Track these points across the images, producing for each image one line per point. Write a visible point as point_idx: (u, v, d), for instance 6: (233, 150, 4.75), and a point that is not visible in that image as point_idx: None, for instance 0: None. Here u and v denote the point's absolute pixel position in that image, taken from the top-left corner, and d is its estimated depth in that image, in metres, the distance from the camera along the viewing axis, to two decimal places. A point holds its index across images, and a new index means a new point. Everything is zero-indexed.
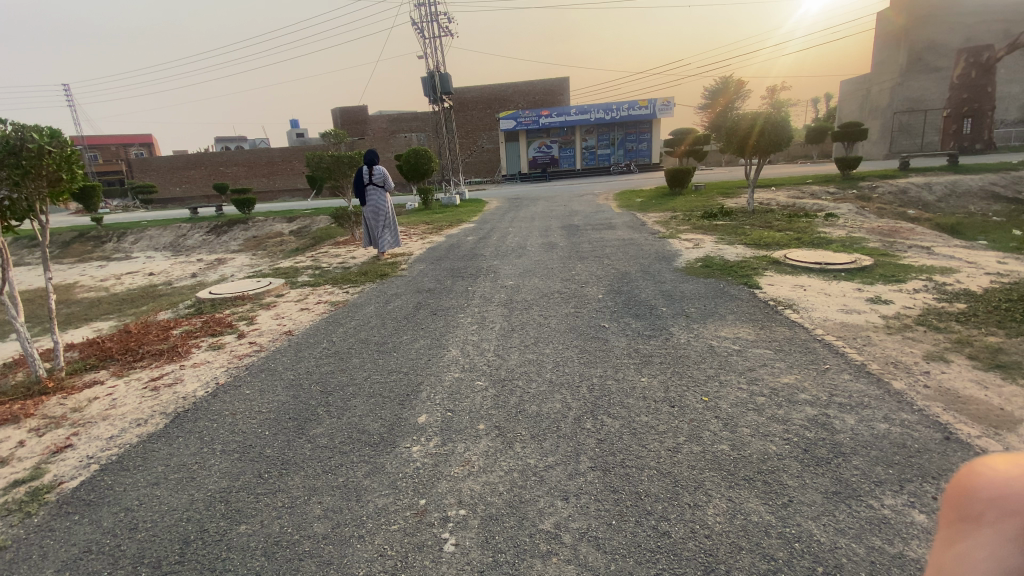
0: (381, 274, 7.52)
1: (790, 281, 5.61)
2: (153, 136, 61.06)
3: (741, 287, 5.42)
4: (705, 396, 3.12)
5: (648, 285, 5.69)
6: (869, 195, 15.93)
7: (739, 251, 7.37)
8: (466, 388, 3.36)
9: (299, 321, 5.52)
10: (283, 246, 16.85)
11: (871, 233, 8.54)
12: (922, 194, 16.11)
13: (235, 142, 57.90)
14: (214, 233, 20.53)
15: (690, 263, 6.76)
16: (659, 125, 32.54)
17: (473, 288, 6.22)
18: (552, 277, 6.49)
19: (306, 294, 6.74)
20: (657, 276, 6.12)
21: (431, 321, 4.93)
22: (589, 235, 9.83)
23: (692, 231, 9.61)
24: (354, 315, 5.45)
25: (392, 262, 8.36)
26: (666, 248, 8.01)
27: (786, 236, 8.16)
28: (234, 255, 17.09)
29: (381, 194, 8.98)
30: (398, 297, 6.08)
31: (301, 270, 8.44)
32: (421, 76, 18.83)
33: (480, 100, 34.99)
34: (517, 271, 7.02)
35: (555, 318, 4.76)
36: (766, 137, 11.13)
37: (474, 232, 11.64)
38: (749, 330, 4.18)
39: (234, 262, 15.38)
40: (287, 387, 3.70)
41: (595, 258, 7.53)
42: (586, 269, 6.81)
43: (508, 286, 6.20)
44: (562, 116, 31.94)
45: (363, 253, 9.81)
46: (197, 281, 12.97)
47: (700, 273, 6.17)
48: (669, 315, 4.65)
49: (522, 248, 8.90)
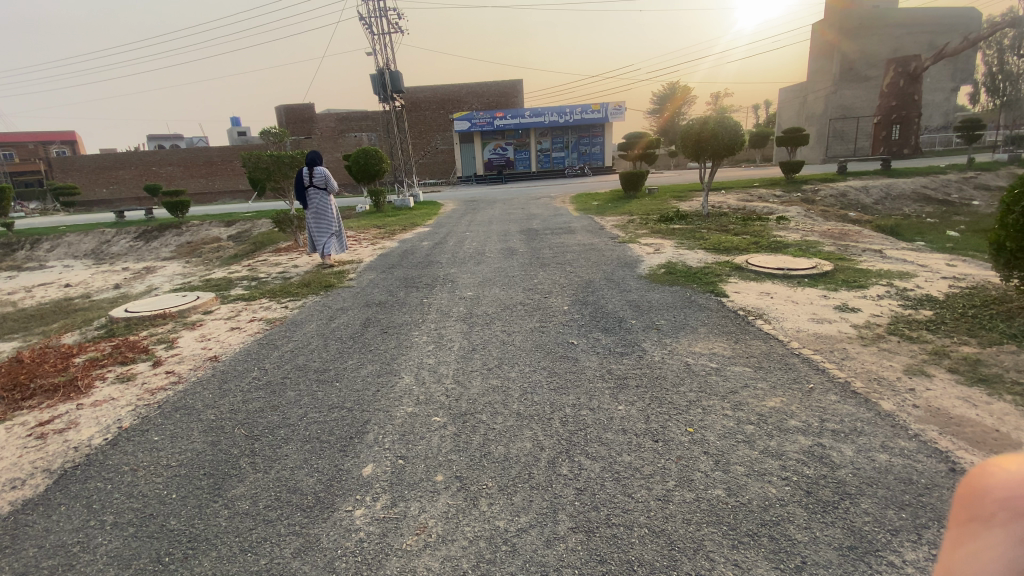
0: (325, 285, 6.90)
1: (756, 288, 5.46)
2: (77, 133, 56.35)
3: (708, 296, 5.21)
4: (689, 425, 2.79)
5: (614, 295, 5.40)
6: (813, 197, 16.50)
7: (701, 256, 7.23)
8: (420, 427, 2.91)
9: (228, 345, 4.88)
10: (221, 253, 15.64)
11: (824, 236, 8.67)
12: (860, 197, 16.88)
13: (170, 140, 54.32)
14: (143, 238, 18.90)
15: (653, 269, 6.55)
16: (611, 129, 32.93)
17: (428, 300, 5.74)
18: (514, 286, 6.11)
19: (239, 310, 6.04)
20: (622, 284, 5.85)
21: (380, 341, 4.42)
22: (549, 240, 9.53)
23: (651, 235, 9.49)
24: (293, 336, 4.86)
25: (339, 271, 7.75)
26: (628, 253, 7.79)
27: (744, 240, 8.13)
28: (165, 262, 15.74)
29: (324, 197, 8.32)
30: (344, 312, 5.51)
31: (236, 282, 7.68)
32: (370, 73, 18.05)
33: (433, 100, 34.25)
34: (476, 279, 6.59)
35: (517, 335, 4.34)
36: (718, 141, 11.11)
37: (429, 236, 11.11)
38: (724, 344, 3.92)
39: (165, 271, 14.12)
40: (206, 431, 3.12)
41: (557, 265, 7.20)
42: (548, 277, 6.47)
43: (466, 297, 5.76)
44: (517, 118, 31.71)
45: (307, 261, 9.07)
46: (120, 293, 11.77)
47: (665, 280, 5.95)
48: (639, 327, 4.34)
49: (479, 254, 8.46)
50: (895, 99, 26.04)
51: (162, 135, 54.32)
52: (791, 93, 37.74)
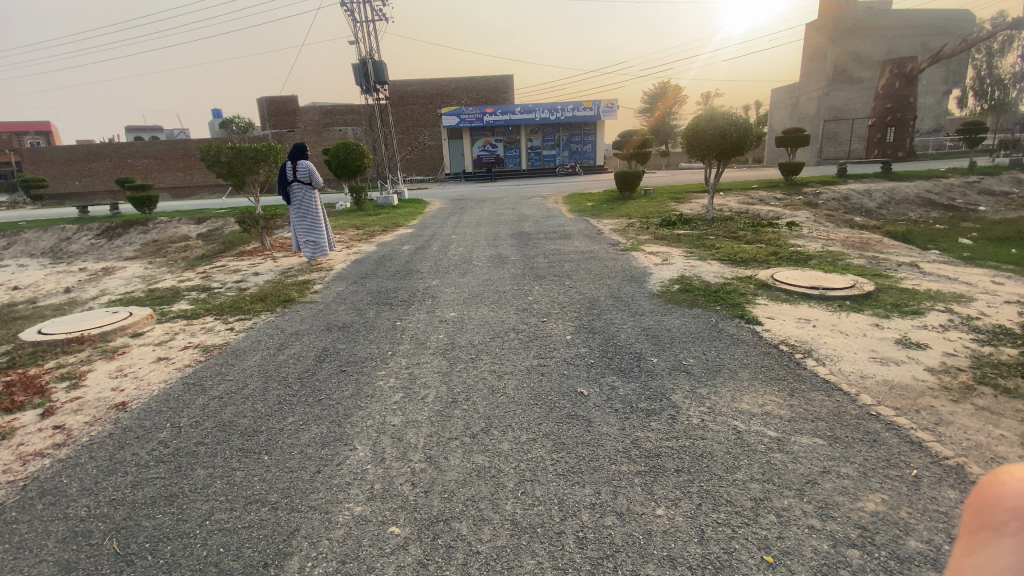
0: (283, 299, 5.94)
1: (791, 313, 4.62)
2: (51, 124, 53.89)
3: (738, 323, 4.35)
4: (766, 550, 1.90)
5: (625, 319, 4.51)
6: (816, 200, 15.81)
7: (716, 268, 6.38)
8: (369, 549, 1.98)
9: (148, 382, 3.90)
10: (188, 254, 14.49)
11: (846, 246, 7.89)
12: (863, 201, 16.26)
13: (148, 133, 52.39)
14: (106, 236, 17.63)
15: (665, 285, 5.67)
16: (603, 127, 32.12)
17: (401, 322, 4.80)
18: (504, 305, 5.20)
19: (175, 333, 5.04)
20: (632, 305, 4.96)
21: (337, 385, 3.48)
22: (543, 245, 8.63)
23: (654, 241, 8.65)
24: (230, 374, 3.88)
25: (303, 282, 6.76)
26: (632, 264, 6.90)
27: (761, 250, 7.28)
28: (126, 263, 14.55)
29: (309, 192, 8.12)
30: (302, 338, 4.56)
31: (183, 293, 6.67)
32: (352, 63, 16.96)
33: (421, 95, 33.12)
34: (461, 295, 5.67)
35: (512, 379, 3.39)
36: (726, 138, 10.23)
37: (411, 239, 10.16)
38: (779, 400, 3.02)
39: (124, 273, 12.97)
40: (66, 541, 2.19)
41: (555, 277, 6.31)
42: (547, 292, 5.59)
43: (447, 319, 4.84)
44: (507, 114, 30.72)
45: (271, 267, 8.06)
46: (68, 298, 10.62)
47: (681, 300, 5.09)
48: (663, 369, 3.45)
49: (466, 261, 7.56)
50: (891, 101, 25.41)
51: (140, 126, 52.54)
52: (783, 94, 37.27)
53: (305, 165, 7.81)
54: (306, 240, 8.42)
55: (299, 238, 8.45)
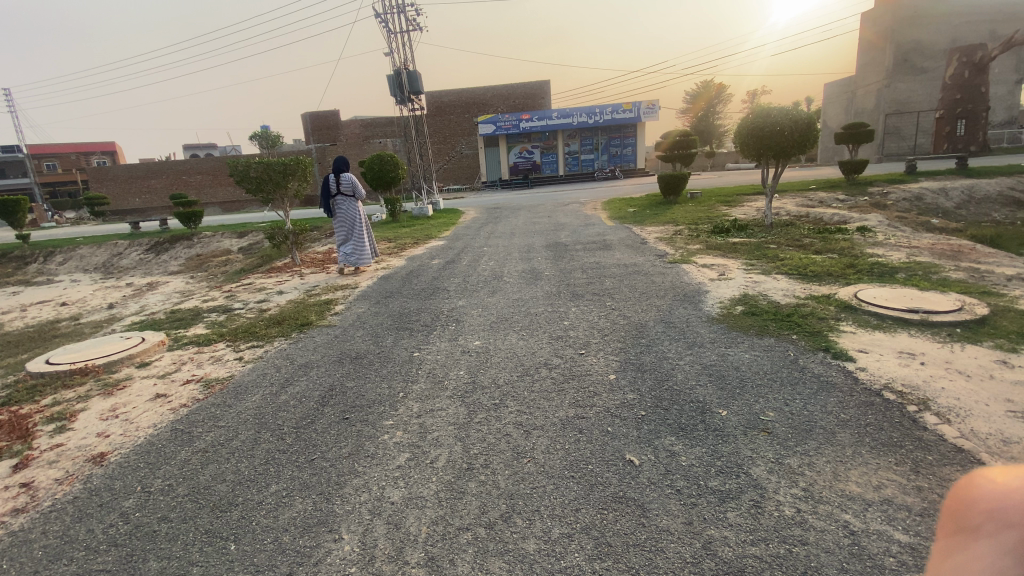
0: (299, 323, 5.54)
1: (888, 345, 3.79)
2: (118, 144, 57.31)
3: (822, 359, 3.60)
4: None
5: (681, 352, 3.80)
6: (884, 201, 14.37)
7: (783, 284, 5.52)
8: None
9: (136, 428, 3.49)
10: (227, 268, 14.62)
11: (934, 255, 6.81)
12: (939, 200, 14.67)
13: (202, 150, 54.94)
14: (153, 250, 18.15)
15: (724, 307, 4.90)
16: (643, 130, 31.06)
17: (421, 352, 4.25)
18: (537, 330, 4.57)
19: (181, 363, 4.67)
20: (688, 333, 4.22)
21: (336, 439, 2.93)
22: (581, 258, 7.95)
23: (705, 251, 7.81)
24: (224, 419, 3.42)
25: (324, 302, 6.37)
26: (683, 280, 6.12)
27: (832, 262, 6.36)
28: (169, 277, 14.83)
29: (352, 202, 8.47)
30: (310, 372, 4.07)
31: (202, 315, 6.41)
32: (386, 74, 16.80)
33: (458, 104, 33.04)
34: (488, 318, 5.08)
35: (543, 437, 2.75)
36: (790, 134, 9.27)
37: (441, 252, 9.71)
38: (901, 482, 2.25)
39: (165, 288, 13.15)
40: None
41: (595, 296, 5.60)
42: (587, 315, 4.91)
43: (471, 349, 4.24)
44: (544, 120, 30.22)
45: (297, 283, 7.74)
46: (109, 315, 10.75)
47: (746, 325, 4.35)
48: (736, 428, 2.73)
49: (496, 277, 6.99)
50: (959, 91, 23.23)
51: (196, 144, 55.28)
52: (838, 88, 35.08)
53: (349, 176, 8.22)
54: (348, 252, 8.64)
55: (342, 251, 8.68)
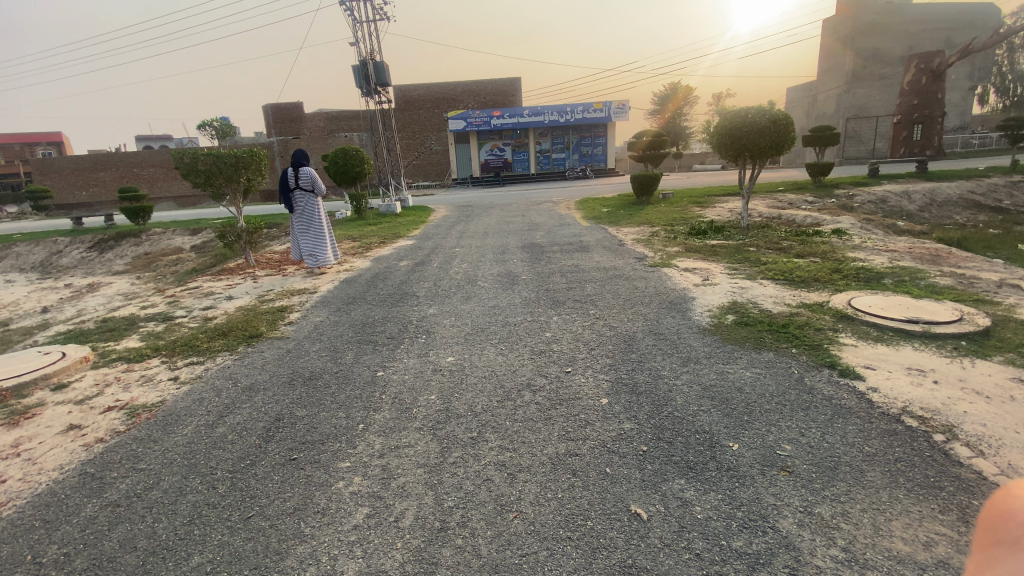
0: (250, 334, 4.94)
1: (896, 361, 3.53)
2: (63, 134, 53.58)
3: (828, 377, 3.31)
4: None
5: (679, 370, 3.44)
6: (851, 203, 14.59)
7: (773, 291, 5.27)
8: None
9: (35, 472, 2.84)
10: (178, 268, 13.62)
11: (915, 259, 6.71)
12: (902, 203, 14.98)
13: (157, 141, 52.22)
14: (97, 248, 16.85)
15: (715, 316, 4.59)
16: (614, 129, 31.05)
17: (387, 371, 3.75)
18: (516, 343, 4.13)
19: (106, 384, 4.01)
20: (681, 347, 3.87)
21: (283, 487, 2.43)
22: (558, 260, 7.58)
23: (686, 254, 7.55)
24: (146, 459, 2.84)
25: (280, 310, 5.77)
26: (668, 285, 5.79)
27: (816, 267, 6.17)
28: (113, 278, 13.71)
29: (309, 198, 7.92)
30: (255, 397, 3.51)
31: (140, 324, 5.70)
32: (352, 64, 16.04)
33: (427, 99, 32.28)
34: (462, 329, 4.62)
35: (531, 482, 2.32)
36: (766, 136, 9.06)
37: (410, 253, 9.17)
38: (953, 537, 1.92)
39: (107, 290, 12.10)
40: None
41: (577, 303, 5.21)
42: (570, 325, 4.50)
43: (444, 366, 3.78)
44: (515, 117, 29.80)
45: (250, 287, 7.08)
46: (40, 320, 9.74)
47: (740, 337, 4.05)
48: (752, 467, 2.38)
49: (469, 281, 6.54)
50: (917, 97, 24.01)
51: (152, 136, 52.61)
52: (800, 92, 36.02)
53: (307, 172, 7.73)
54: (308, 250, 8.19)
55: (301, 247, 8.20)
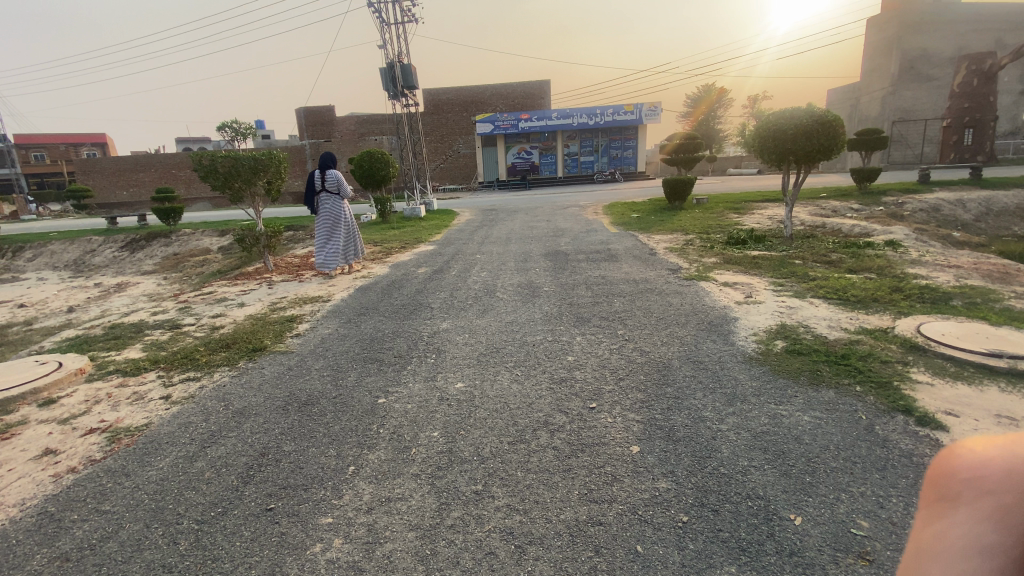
0: (253, 347, 4.66)
1: (986, 406, 2.95)
2: (108, 136, 55.40)
3: (903, 426, 2.77)
4: None
5: (722, 412, 2.95)
6: (900, 211, 13.63)
7: (824, 313, 4.69)
8: None
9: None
10: (203, 269, 13.67)
11: (985, 277, 5.98)
12: (958, 212, 13.93)
13: (196, 143, 53.88)
14: (129, 248, 17.17)
15: (761, 342, 4.05)
16: (645, 132, 30.30)
17: (388, 398, 3.37)
18: (534, 369, 3.70)
19: (95, 402, 3.77)
20: (723, 380, 3.37)
21: (252, 549, 2.07)
22: (583, 271, 7.12)
23: (722, 266, 6.99)
24: (112, 499, 2.54)
25: (288, 320, 5.49)
26: (705, 302, 5.27)
27: (872, 285, 5.55)
28: (141, 278, 13.86)
29: (336, 201, 7.83)
30: (244, 424, 3.19)
31: (147, 331, 5.52)
32: (379, 67, 15.92)
33: (456, 102, 32.20)
34: (476, 349, 4.21)
35: (542, 561, 1.90)
36: (814, 139, 8.39)
37: (430, 259, 8.85)
38: None
39: (133, 290, 12.18)
40: None
41: (603, 322, 4.73)
42: (596, 348, 4.04)
43: (454, 393, 3.38)
44: (543, 120, 29.40)
45: (263, 294, 6.87)
46: (65, 320, 9.80)
47: (790, 369, 3.53)
48: (822, 554, 1.89)
49: (488, 292, 6.15)
50: (968, 100, 22.59)
51: (191, 138, 54.28)
52: (843, 95, 34.54)
53: (334, 173, 7.72)
54: (328, 253, 7.99)
55: (323, 250, 7.99)
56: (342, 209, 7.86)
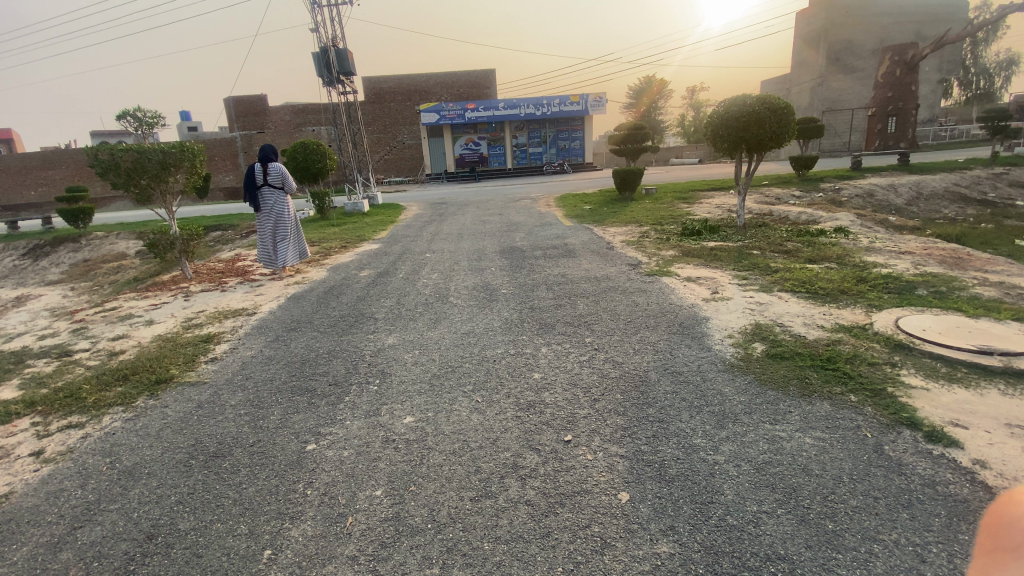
0: (157, 378, 3.87)
1: (991, 415, 2.69)
2: (12, 130, 49.69)
3: (915, 447, 2.46)
4: None
5: (713, 440, 2.54)
6: (839, 197, 14.08)
7: (798, 309, 4.44)
8: None
9: None
10: (118, 276, 12.23)
11: (939, 263, 6.01)
12: (890, 197, 14.55)
13: (115, 137, 49.53)
14: (29, 255, 15.21)
15: (740, 346, 3.72)
16: (591, 122, 30.26)
17: (319, 444, 2.75)
18: (496, 393, 3.17)
19: None
20: (709, 396, 2.98)
21: None
22: (542, 269, 6.65)
23: (683, 259, 6.72)
24: None
25: (206, 341, 4.69)
26: (675, 301, 4.92)
27: (837, 276, 5.38)
28: (44, 289, 12.24)
29: (279, 197, 7.13)
30: (132, 491, 2.50)
31: (24, 361, 4.56)
32: (312, 51, 14.76)
33: (398, 91, 30.91)
34: (425, 369, 3.64)
35: None
36: (768, 127, 8.30)
37: (375, 260, 8.13)
38: None
39: (31, 304, 10.66)
40: None
41: (569, 328, 4.27)
42: (563, 362, 3.57)
43: (402, 432, 2.80)
44: (489, 110, 28.71)
45: (178, 307, 5.98)
46: None
47: (777, 377, 3.20)
48: None
49: (441, 297, 5.57)
50: (891, 89, 23.78)
51: (106, 132, 49.56)
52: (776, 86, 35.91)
53: (277, 168, 6.98)
54: (270, 251, 7.40)
55: (264, 248, 7.39)
56: (285, 208, 7.19)
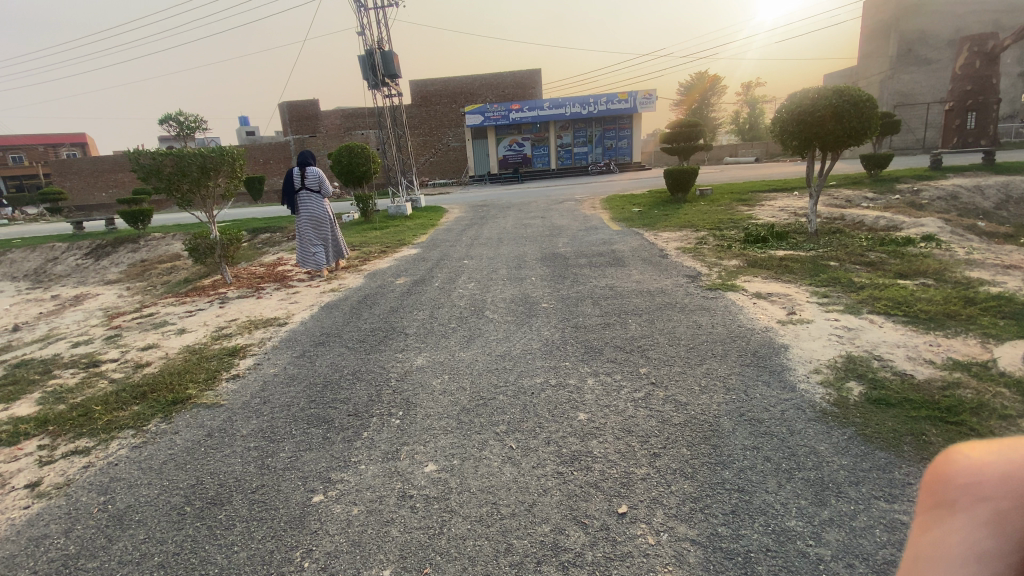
0: (174, 399, 3.61)
1: None
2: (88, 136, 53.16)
3: None
4: None
5: (812, 524, 1.96)
6: (919, 200, 12.72)
7: (894, 338, 3.72)
8: None
9: None
10: (170, 277, 12.56)
11: None
12: (979, 198, 13.05)
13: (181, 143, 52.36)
14: (94, 255, 15.96)
15: (830, 386, 3.06)
16: (640, 121, 29.24)
17: (328, 495, 2.36)
18: (535, 438, 2.69)
19: None
20: (802, 457, 2.38)
21: None
22: (586, 280, 6.10)
23: (745, 270, 6.01)
24: None
25: (230, 354, 4.46)
26: (742, 322, 4.27)
27: (937, 295, 4.57)
28: (103, 288, 12.71)
29: (318, 201, 6.96)
30: (117, 544, 2.20)
31: (52, 370, 4.47)
32: (358, 54, 14.76)
33: (444, 93, 30.96)
34: (454, 400, 3.20)
35: None
36: (846, 122, 7.41)
37: (412, 266, 7.83)
38: None
39: (88, 303, 11.04)
40: None
41: (619, 355, 3.72)
42: (614, 400, 3.04)
43: (423, 485, 2.37)
44: (534, 110, 28.25)
45: (214, 313, 5.85)
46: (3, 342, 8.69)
47: (887, 434, 2.55)
48: None
49: (476, 311, 5.14)
50: (969, 83, 21.60)
51: (172, 137, 52.33)
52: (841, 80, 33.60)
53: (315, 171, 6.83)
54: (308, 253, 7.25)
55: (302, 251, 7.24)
56: (324, 211, 7.05)
